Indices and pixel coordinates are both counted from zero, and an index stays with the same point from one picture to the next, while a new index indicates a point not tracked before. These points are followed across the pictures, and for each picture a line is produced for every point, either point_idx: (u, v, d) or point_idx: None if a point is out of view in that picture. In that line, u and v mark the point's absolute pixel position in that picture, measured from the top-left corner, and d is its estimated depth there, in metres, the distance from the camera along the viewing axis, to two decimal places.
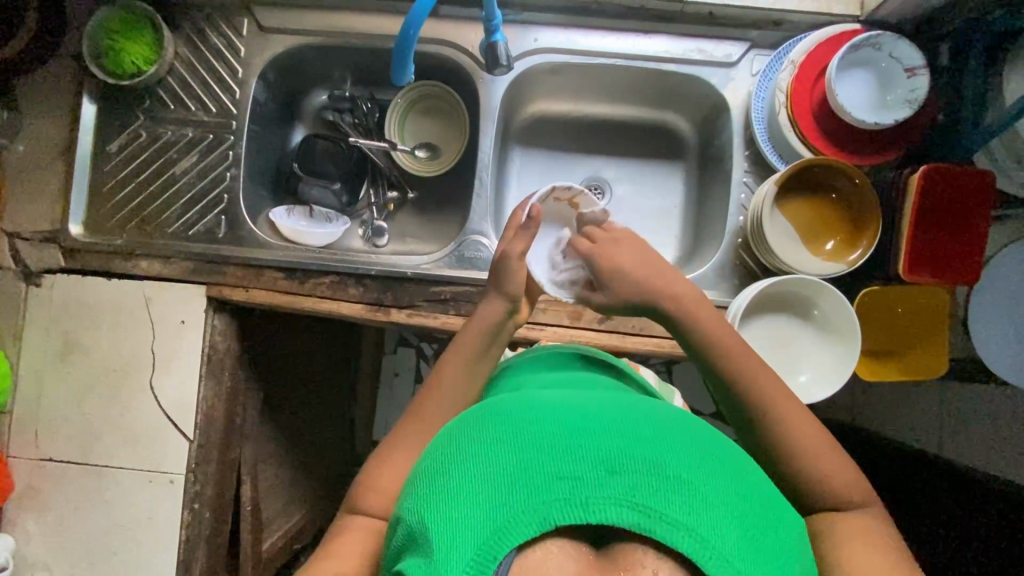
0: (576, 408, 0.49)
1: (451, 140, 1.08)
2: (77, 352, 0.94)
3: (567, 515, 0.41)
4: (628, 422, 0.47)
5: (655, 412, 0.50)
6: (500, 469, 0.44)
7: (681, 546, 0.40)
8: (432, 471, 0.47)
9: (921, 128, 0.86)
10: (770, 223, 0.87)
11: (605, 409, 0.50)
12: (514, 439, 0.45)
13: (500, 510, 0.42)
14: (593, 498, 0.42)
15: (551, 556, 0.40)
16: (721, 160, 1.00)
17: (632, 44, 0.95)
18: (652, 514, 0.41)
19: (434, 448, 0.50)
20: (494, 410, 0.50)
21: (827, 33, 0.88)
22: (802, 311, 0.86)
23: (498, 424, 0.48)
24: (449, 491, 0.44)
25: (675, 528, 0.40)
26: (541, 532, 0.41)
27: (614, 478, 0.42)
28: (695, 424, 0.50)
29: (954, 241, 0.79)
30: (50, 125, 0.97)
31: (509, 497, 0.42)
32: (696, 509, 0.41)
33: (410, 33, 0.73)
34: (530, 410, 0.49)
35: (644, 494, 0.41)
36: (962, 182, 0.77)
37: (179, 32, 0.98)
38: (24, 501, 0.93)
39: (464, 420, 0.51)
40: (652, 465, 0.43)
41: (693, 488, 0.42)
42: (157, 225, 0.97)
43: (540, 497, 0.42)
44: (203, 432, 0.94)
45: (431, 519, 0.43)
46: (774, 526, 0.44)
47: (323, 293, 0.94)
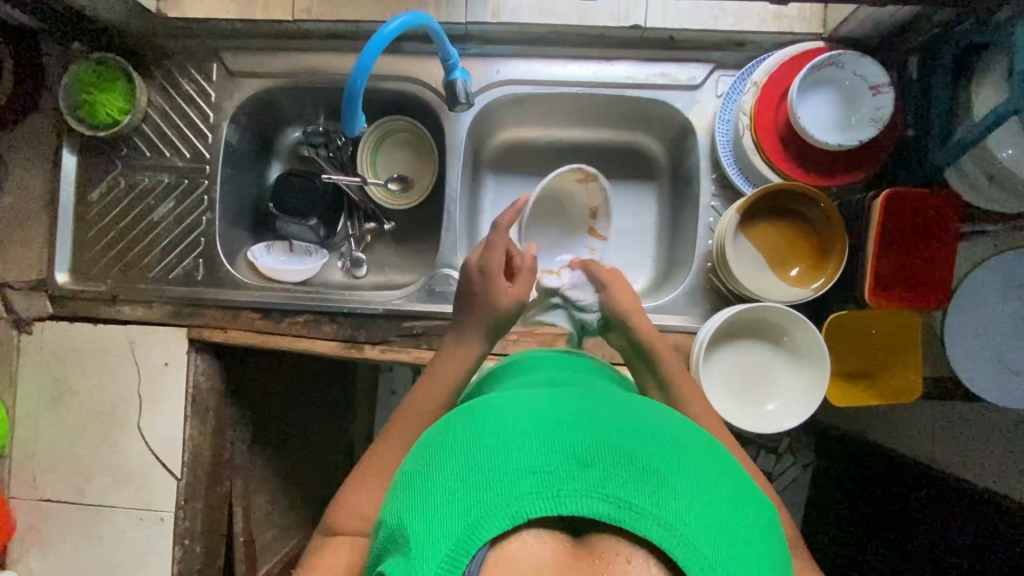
0: (550, 405, 0.50)
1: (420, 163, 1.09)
2: (68, 396, 0.98)
3: (540, 508, 0.42)
4: (602, 417, 0.49)
5: (629, 407, 0.52)
6: (476, 464, 0.45)
7: (649, 533, 0.41)
8: (413, 470, 0.48)
9: (889, 145, 0.84)
10: (736, 252, 0.85)
11: (581, 405, 0.51)
12: (489, 434, 0.47)
13: (476, 505, 0.43)
14: (564, 489, 0.43)
15: (526, 545, 0.41)
16: (691, 184, 0.99)
17: (594, 71, 0.94)
18: (620, 503, 0.42)
19: (415, 447, 0.51)
20: (471, 410, 0.51)
21: (788, 53, 0.87)
22: (771, 337, 0.85)
23: (477, 421, 0.49)
24: (428, 487, 0.45)
25: (642, 517, 0.41)
26: (515, 526, 0.42)
27: (585, 471, 0.43)
28: (665, 417, 0.51)
29: (919, 267, 0.77)
30: (34, 178, 1.00)
31: (483, 491, 0.43)
32: (665, 496, 0.42)
33: (358, 85, 0.72)
34: (506, 408, 0.50)
35: (615, 486, 0.43)
36: (923, 206, 0.76)
37: (152, 80, 1.00)
38: (27, 540, 0.98)
39: (445, 418, 0.53)
40: (621, 457, 0.44)
41: (661, 477, 0.44)
42: (139, 270, 0.99)
43: (514, 491, 0.43)
44: (190, 469, 0.97)
45: (411, 516, 0.44)
46: (747, 511, 0.45)
47: (299, 331, 0.96)
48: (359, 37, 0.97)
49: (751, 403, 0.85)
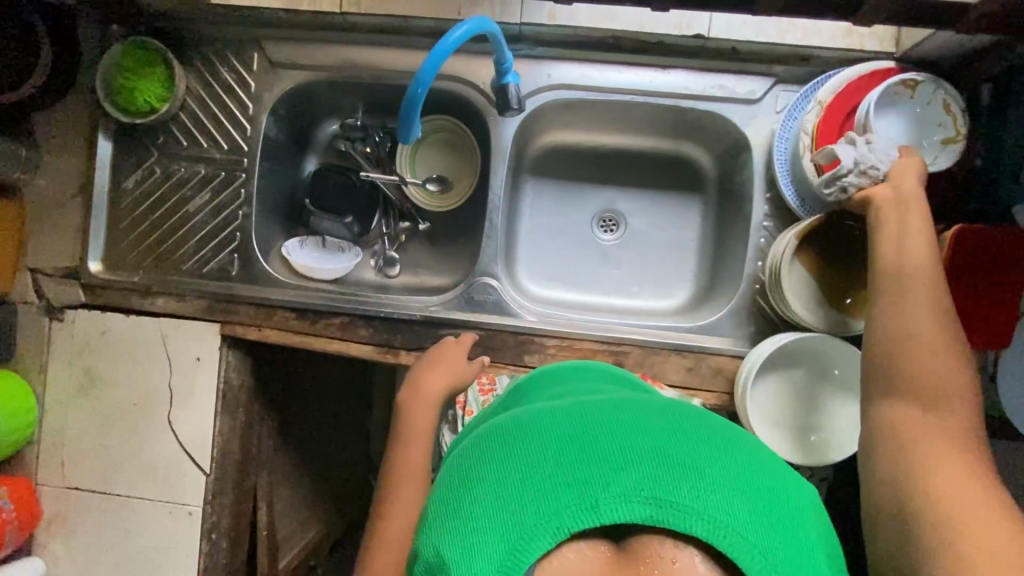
0: (566, 410, 0.47)
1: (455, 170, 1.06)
2: (98, 387, 0.97)
3: (580, 520, 0.38)
4: (622, 415, 0.45)
5: (647, 403, 0.48)
6: (504, 483, 0.41)
7: (698, 531, 0.37)
8: (438, 503, 0.44)
9: (958, 175, 0.81)
10: (794, 278, 0.82)
11: (597, 404, 0.47)
12: (514, 451, 0.43)
13: (508, 525, 0.39)
14: (600, 498, 0.39)
15: (567, 561, 0.38)
16: (741, 201, 0.96)
17: (649, 79, 0.91)
18: (662, 504, 0.38)
19: (438, 483, 0.47)
20: (491, 432, 0.48)
21: (859, 70, 0.83)
22: (822, 369, 0.83)
23: (496, 440, 0.45)
24: (454, 515, 0.41)
25: (686, 516, 0.38)
26: (554, 543, 0.38)
27: (619, 475, 0.40)
28: (683, 406, 0.48)
29: (987, 306, 0.75)
30: (68, 163, 0.98)
31: (514, 510, 0.39)
32: (706, 488, 0.39)
33: (419, 92, 0.69)
34: (524, 422, 0.46)
35: (652, 486, 0.39)
36: (998, 244, 0.73)
37: (191, 68, 0.97)
38: (54, 527, 0.98)
39: (464, 448, 0.49)
40: (652, 454, 0.41)
41: (700, 470, 0.40)
42: (173, 262, 0.98)
43: (547, 506, 0.39)
44: (219, 465, 0.96)
45: (439, 546, 0.40)
46: (789, 491, 0.41)
47: (333, 333, 0.94)
48: (406, 32, 0.93)
49: (796, 434, 0.82)
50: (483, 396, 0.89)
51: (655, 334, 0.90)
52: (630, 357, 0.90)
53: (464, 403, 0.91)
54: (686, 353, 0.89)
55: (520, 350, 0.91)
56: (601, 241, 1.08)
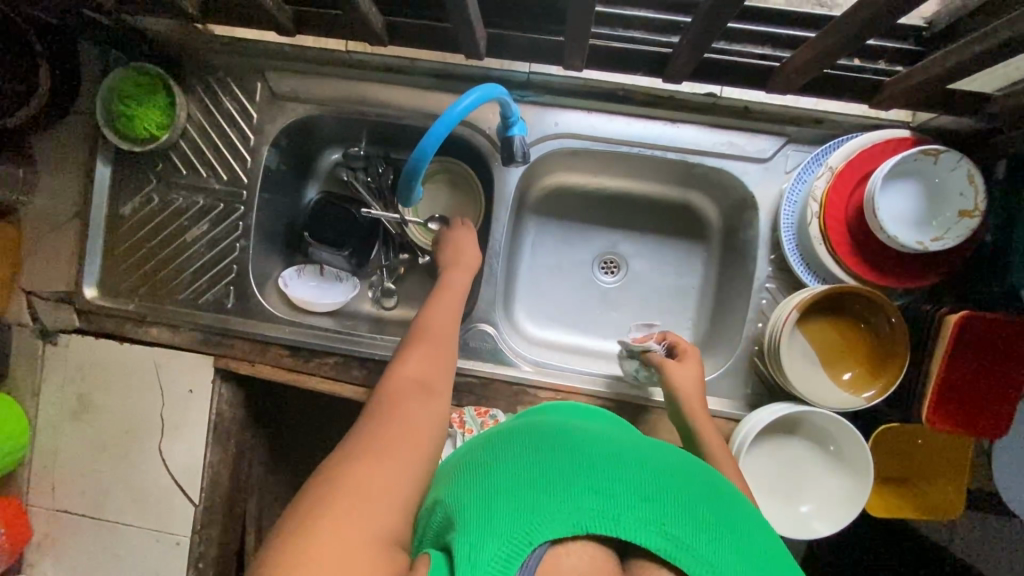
0: (605, 441, 0.50)
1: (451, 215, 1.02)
2: (91, 412, 0.97)
3: (600, 526, 0.41)
4: (653, 461, 0.48)
5: (675, 461, 0.51)
6: (539, 474, 0.44)
7: None
8: (468, 479, 0.47)
9: (967, 253, 0.79)
10: (790, 345, 0.81)
11: (632, 447, 0.50)
12: (556, 450, 0.46)
13: (536, 509, 0.41)
14: (626, 515, 0.41)
15: (581, 555, 0.40)
16: (744, 257, 0.95)
17: (659, 132, 0.89)
18: (680, 542, 0.41)
19: (467, 465, 0.50)
20: (536, 430, 0.51)
21: (872, 138, 0.82)
22: (818, 441, 0.82)
23: (536, 442, 0.48)
24: (489, 492, 0.44)
25: (699, 562, 0.40)
26: (572, 535, 0.40)
27: (645, 503, 0.42)
28: (708, 478, 0.51)
29: (986, 394, 0.74)
30: (67, 186, 0.97)
31: (546, 497, 0.42)
32: (720, 547, 0.41)
33: (422, 158, 0.68)
34: (563, 435, 0.50)
35: (674, 525, 0.42)
36: (1000, 332, 0.72)
37: (193, 95, 0.95)
38: (43, 547, 0.98)
39: (498, 441, 0.52)
40: (679, 500, 0.44)
41: (718, 532, 0.43)
42: (168, 291, 0.97)
43: (577, 502, 0.42)
44: (208, 497, 0.97)
45: (468, 512, 0.43)
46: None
47: (326, 372, 0.94)
48: (413, 71, 0.92)
49: (783, 502, 0.82)
50: (481, 418, 0.88)
51: (649, 392, 0.90)
52: (624, 412, 0.90)
53: (460, 422, 0.88)
54: None
55: (513, 399, 0.91)
56: (602, 283, 1.07)
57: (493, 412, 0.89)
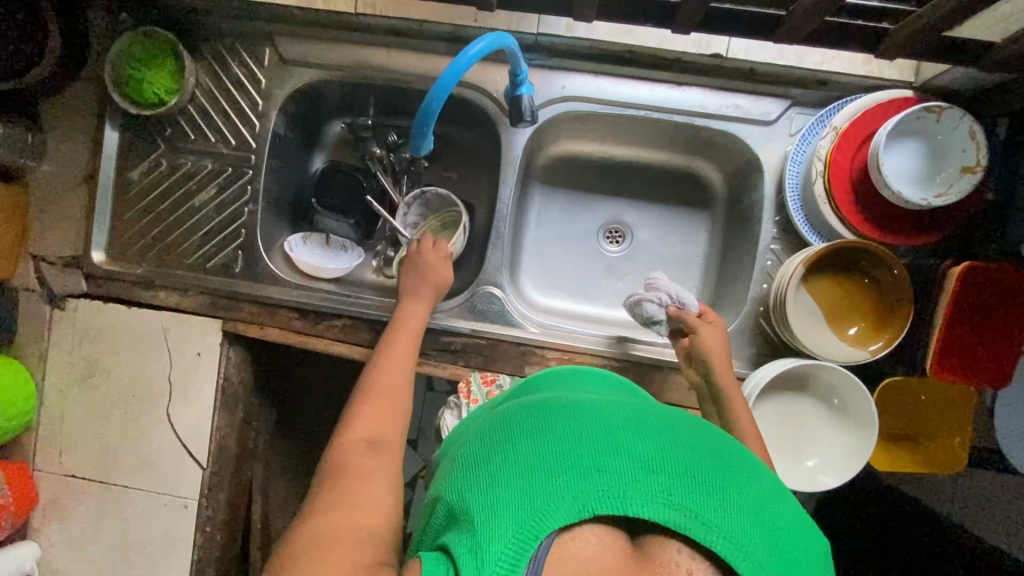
0: (606, 408, 0.49)
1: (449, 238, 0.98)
2: (98, 376, 0.97)
3: (606, 506, 0.42)
4: (656, 423, 0.48)
5: (679, 417, 0.51)
6: (539, 457, 0.44)
7: (716, 546, 0.41)
8: (470, 464, 0.48)
9: (969, 210, 0.81)
10: (795, 302, 0.82)
11: (634, 410, 0.50)
12: (556, 430, 0.46)
13: (540, 497, 0.42)
14: (631, 492, 0.42)
15: (588, 540, 0.41)
16: (749, 221, 0.96)
17: (665, 95, 0.90)
18: (686, 512, 0.42)
19: (469, 448, 0.50)
20: (534, 404, 0.51)
21: (877, 98, 0.83)
22: (821, 395, 0.83)
23: (534, 420, 0.48)
24: (490, 481, 0.44)
25: (708, 529, 0.41)
26: (579, 519, 0.41)
27: (650, 476, 0.43)
28: (713, 431, 0.51)
29: (990, 345, 0.75)
30: (75, 151, 0.97)
31: (548, 483, 0.42)
32: (728, 511, 0.42)
33: (432, 106, 0.70)
34: (562, 407, 0.49)
35: (680, 494, 0.42)
36: (1001, 283, 0.74)
37: (201, 60, 0.96)
38: (49, 512, 0.99)
39: (497, 420, 0.52)
40: (683, 468, 0.44)
41: (726, 494, 0.43)
42: (176, 256, 0.97)
43: (580, 484, 0.42)
44: (216, 460, 0.97)
45: (473, 503, 0.44)
46: (803, 534, 0.45)
47: (335, 335, 0.94)
48: (421, 35, 0.92)
49: (789, 457, 0.83)
50: (487, 387, 0.89)
51: (654, 352, 0.90)
52: (630, 373, 0.90)
53: (465, 391, 0.90)
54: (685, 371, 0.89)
55: (521, 361, 0.92)
56: (607, 252, 1.08)
57: (498, 380, 0.90)
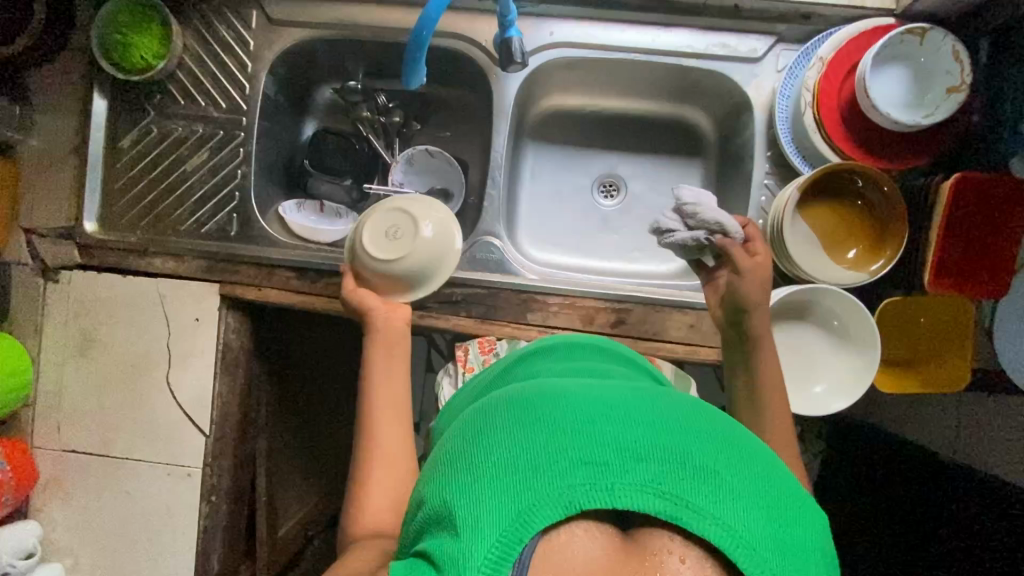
0: (591, 394, 0.47)
1: (416, 234, 0.84)
2: (95, 347, 0.96)
3: (593, 499, 0.40)
4: (645, 407, 0.46)
5: (671, 397, 0.48)
6: (520, 451, 0.43)
7: (710, 534, 0.39)
8: (450, 462, 0.46)
9: (956, 130, 0.82)
10: (792, 229, 0.83)
11: (622, 393, 0.48)
12: (536, 423, 0.44)
13: (523, 496, 0.40)
14: (618, 483, 0.40)
15: (575, 538, 0.40)
16: (742, 161, 0.96)
17: (652, 38, 0.91)
18: (678, 501, 0.40)
19: (450, 443, 0.49)
20: (516, 395, 0.49)
21: (859, 28, 0.84)
22: (820, 320, 0.84)
23: (516, 411, 0.46)
24: (470, 481, 0.43)
25: (701, 517, 0.39)
26: (565, 516, 0.40)
27: (640, 465, 0.41)
28: (709, 408, 0.48)
29: (983, 255, 0.77)
30: (64, 122, 0.97)
31: (531, 480, 0.41)
32: (723, 497, 0.40)
33: (425, 34, 0.69)
34: (546, 397, 0.47)
35: (671, 482, 0.40)
36: (992, 192, 0.75)
37: (188, 25, 0.96)
38: (50, 489, 0.97)
39: (480, 412, 0.50)
40: (675, 452, 0.42)
41: (719, 477, 0.41)
42: (171, 223, 0.97)
43: (563, 480, 0.41)
44: (219, 427, 0.95)
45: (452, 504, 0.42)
46: (806, 514, 0.43)
47: (334, 293, 0.94)
48: None
49: (797, 387, 0.83)
50: (484, 355, 0.90)
51: (655, 293, 0.90)
52: (632, 314, 0.90)
53: (463, 360, 0.91)
54: (687, 310, 0.90)
55: (523, 308, 0.92)
56: (602, 206, 1.08)
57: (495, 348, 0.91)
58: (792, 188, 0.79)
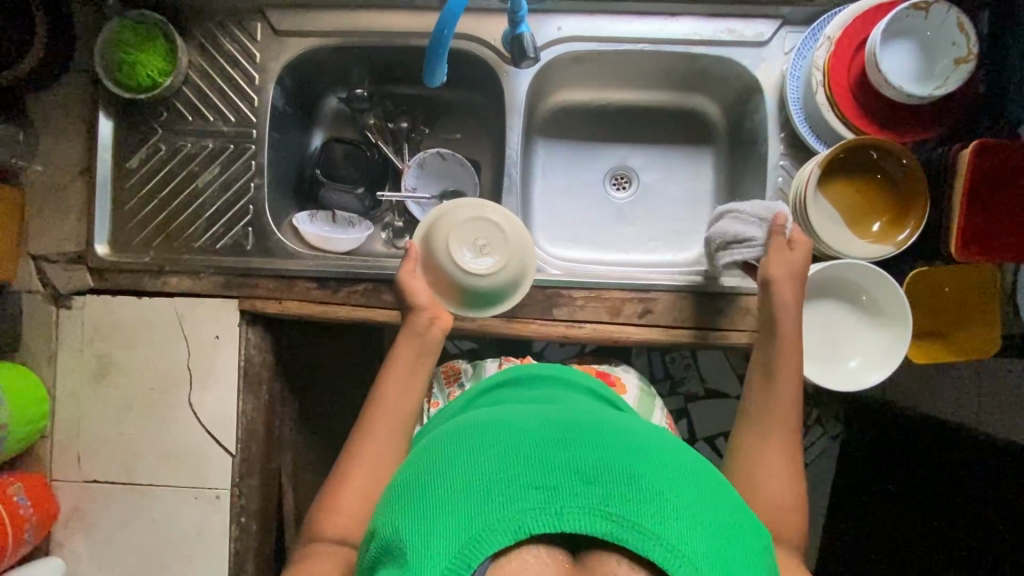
0: (543, 423, 0.51)
1: (507, 241, 0.82)
2: (112, 372, 0.93)
3: (543, 523, 0.43)
4: (594, 434, 0.50)
5: (619, 425, 0.53)
6: (477, 478, 0.46)
7: (653, 554, 0.42)
8: (407, 490, 0.49)
9: (966, 100, 0.83)
10: (815, 206, 0.83)
11: (573, 422, 0.52)
12: (492, 452, 0.48)
13: (475, 521, 0.44)
14: (567, 507, 0.44)
15: (527, 561, 0.42)
16: (754, 145, 0.97)
17: (659, 27, 0.92)
18: (623, 522, 0.43)
19: (408, 471, 0.52)
20: (474, 425, 0.52)
21: (862, 7, 0.85)
22: (850, 295, 0.83)
23: (473, 440, 0.50)
24: (426, 508, 0.46)
25: (644, 537, 0.42)
26: (516, 540, 0.43)
27: (588, 489, 0.44)
28: (656, 435, 0.52)
29: (1009, 219, 0.77)
30: (69, 145, 0.95)
31: (485, 506, 0.44)
32: (665, 517, 0.43)
33: (446, 32, 0.69)
34: (501, 426, 0.51)
35: (617, 505, 0.44)
36: (1013, 157, 0.76)
37: (193, 40, 0.95)
38: (72, 522, 0.94)
39: (440, 441, 0.53)
40: (621, 476, 0.45)
41: (663, 500, 0.44)
42: (184, 240, 0.95)
43: (515, 506, 0.44)
44: (245, 446, 0.93)
45: (409, 532, 0.45)
46: (742, 534, 0.46)
47: (357, 301, 0.93)
48: None
49: (832, 363, 0.83)
50: (448, 387, 0.92)
51: (680, 279, 0.90)
52: (659, 303, 0.90)
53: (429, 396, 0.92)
54: (714, 295, 0.89)
55: (548, 304, 0.91)
56: (616, 199, 1.07)
57: (460, 378, 0.93)
58: (814, 166, 0.79)
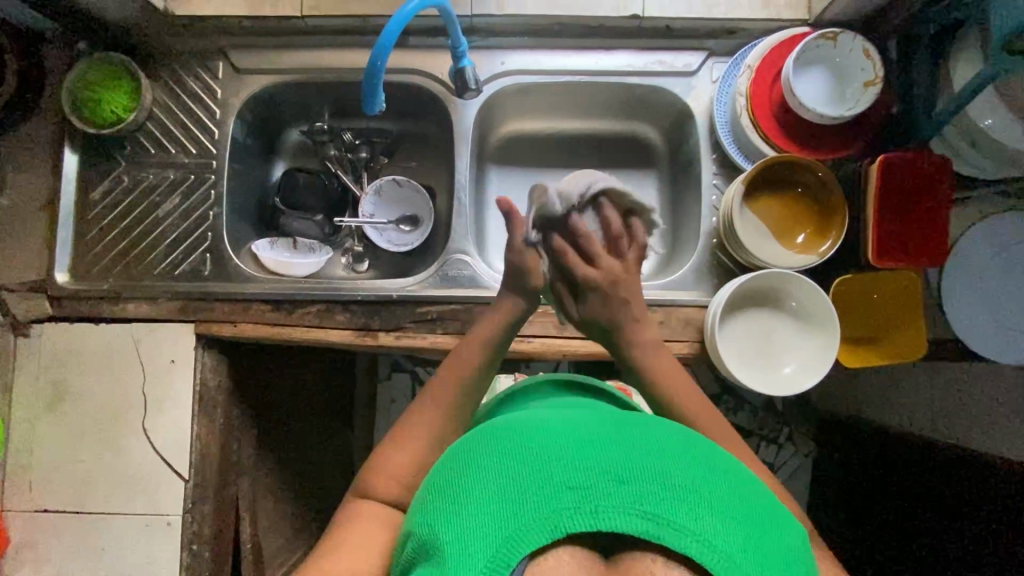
0: (571, 424, 0.49)
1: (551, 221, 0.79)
2: (67, 399, 0.94)
3: (579, 522, 0.41)
4: (626, 434, 0.47)
5: (649, 425, 0.50)
6: (510, 480, 0.44)
7: (692, 551, 0.39)
8: (437, 493, 0.46)
9: (878, 119, 0.90)
10: (741, 222, 0.88)
11: (604, 423, 0.50)
12: (523, 450, 0.45)
13: (509, 521, 0.41)
14: (602, 505, 0.41)
15: (563, 561, 0.40)
16: (691, 166, 1.02)
17: (595, 60, 0.99)
18: (658, 520, 0.40)
19: (438, 472, 0.49)
20: (503, 425, 0.50)
21: (776, 39, 0.91)
22: (779, 305, 0.87)
23: (505, 438, 0.48)
24: (460, 510, 0.43)
25: (681, 534, 0.40)
26: (552, 540, 0.40)
27: (621, 488, 0.42)
28: (689, 436, 0.50)
29: (917, 229, 0.82)
30: (35, 179, 0.98)
31: (518, 505, 0.42)
32: (700, 513, 0.41)
33: (380, 64, 0.74)
34: (533, 426, 0.49)
35: (653, 503, 0.41)
36: (920, 169, 0.81)
37: (156, 79, 1.00)
38: (21, 554, 0.92)
39: (468, 441, 0.51)
40: (656, 475, 0.43)
41: (698, 499, 0.42)
42: (144, 267, 0.98)
43: (551, 505, 0.41)
44: (199, 470, 0.93)
45: (444, 534, 0.43)
46: (782, 536, 0.44)
47: (311, 321, 0.95)
48: (367, 33, 1.00)
49: (767, 370, 0.86)
50: None
51: None
52: None
53: None
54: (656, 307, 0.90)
55: None
56: None
57: None
58: (738, 184, 0.84)
